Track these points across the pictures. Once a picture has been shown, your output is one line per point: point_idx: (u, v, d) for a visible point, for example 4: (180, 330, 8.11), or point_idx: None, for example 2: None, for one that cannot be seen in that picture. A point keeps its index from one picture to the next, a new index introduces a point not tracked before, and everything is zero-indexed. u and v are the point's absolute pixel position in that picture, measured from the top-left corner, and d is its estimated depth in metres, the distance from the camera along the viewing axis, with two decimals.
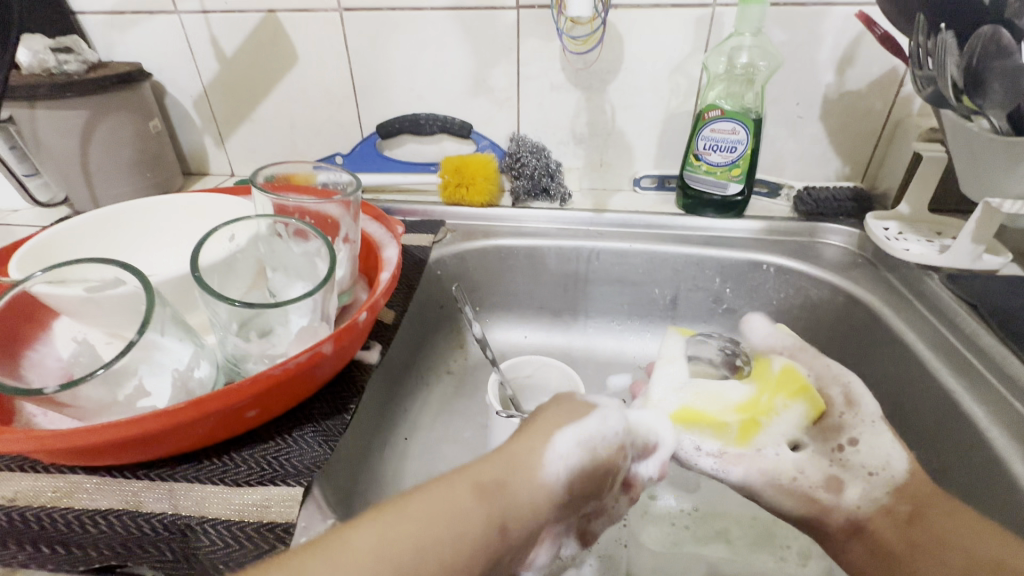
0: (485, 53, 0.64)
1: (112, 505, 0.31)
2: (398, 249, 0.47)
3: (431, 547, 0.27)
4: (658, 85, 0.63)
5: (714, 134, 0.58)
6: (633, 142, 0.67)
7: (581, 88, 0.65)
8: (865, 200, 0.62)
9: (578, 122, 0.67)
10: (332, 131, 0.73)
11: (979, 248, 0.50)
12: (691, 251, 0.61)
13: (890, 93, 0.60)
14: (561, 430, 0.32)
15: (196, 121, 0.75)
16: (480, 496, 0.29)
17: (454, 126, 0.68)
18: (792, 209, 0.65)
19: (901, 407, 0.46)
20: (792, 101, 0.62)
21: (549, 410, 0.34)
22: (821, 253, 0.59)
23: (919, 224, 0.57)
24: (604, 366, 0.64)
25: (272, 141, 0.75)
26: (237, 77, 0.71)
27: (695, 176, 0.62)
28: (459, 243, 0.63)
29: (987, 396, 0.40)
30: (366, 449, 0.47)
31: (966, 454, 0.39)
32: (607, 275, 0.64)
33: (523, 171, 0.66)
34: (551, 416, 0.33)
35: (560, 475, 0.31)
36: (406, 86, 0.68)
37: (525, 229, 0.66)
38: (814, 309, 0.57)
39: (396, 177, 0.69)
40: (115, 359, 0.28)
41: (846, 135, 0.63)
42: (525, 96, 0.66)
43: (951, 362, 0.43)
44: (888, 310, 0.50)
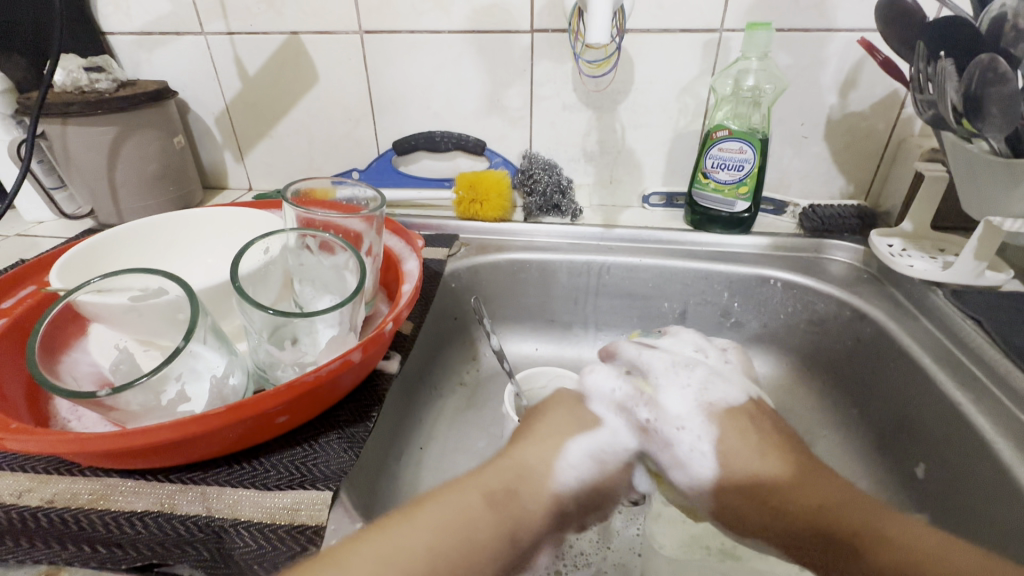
0: (500, 73, 0.66)
1: (147, 507, 0.33)
2: (418, 261, 0.48)
3: (417, 551, 0.30)
4: (666, 105, 0.65)
5: (722, 153, 0.60)
6: (642, 159, 0.70)
7: (592, 108, 0.67)
8: (869, 217, 0.64)
9: (589, 140, 0.69)
10: (349, 147, 0.75)
11: (982, 265, 0.51)
12: (700, 266, 0.62)
13: (892, 114, 0.62)
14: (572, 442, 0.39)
15: (217, 136, 0.77)
16: (470, 529, 0.32)
17: (469, 143, 0.70)
18: (798, 226, 0.67)
19: (908, 419, 0.47)
20: (797, 121, 0.64)
21: (526, 443, 0.39)
22: (827, 269, 0.61)
23: (922, 241, 0.58)
24: None
25: (291, 156, 0.77)
26: (259, 95, 0.73)
27: (703, 193, 0.64)
28: (473, 256, 0.65)
29: (993, 408, 0.41)
30: (385, 457, 0.48)
31: (973, 465, 0.40)
32: (617, 289, 0.65)
33: (535, 187, 0.68)
34: (483, 474, 0.35)
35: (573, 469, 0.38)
36: (422, 105, 0.71)
37: (537, 243, 0.67)
38: (821, 323, 0.58)
39: (411, 192, 0.71)
40: (162, 364, 0.30)
41: (849, 154, 0.65)
42: (538, 114, 0.69)
43: (957, 375, 0.44)
44: (893, 324, 0.52)
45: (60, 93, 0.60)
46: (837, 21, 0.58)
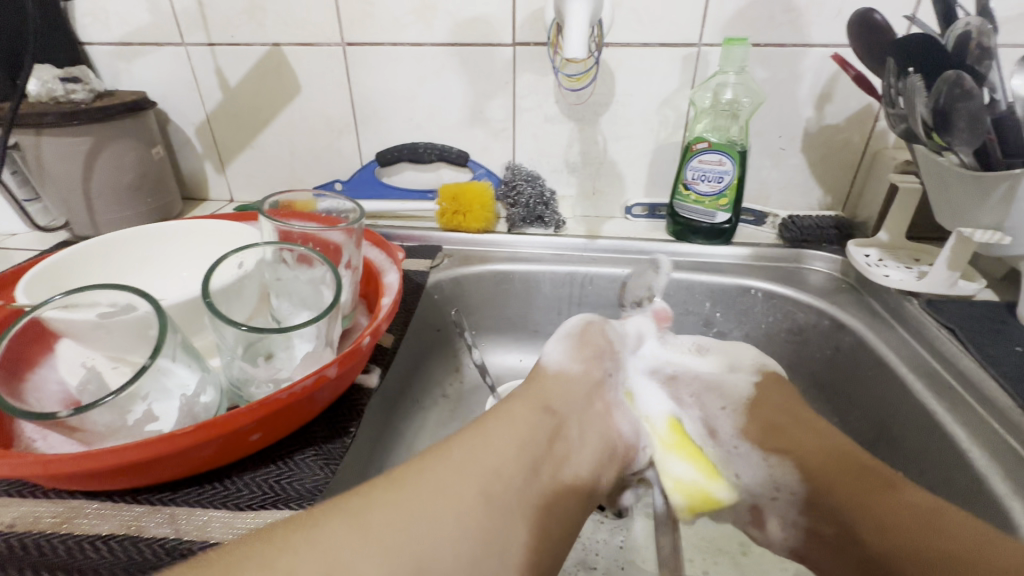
0: (483, 85, 0.67)
1: (113, 530, 0.32)
2: (399, 274, 0.48)
3: (451, 495, 0.33)
4: (647, 118, 0.66)
5: (702, 165, 0.60)
6: (624, 171, 0.70)
7: (574, 120, 0.67)
8: (847, 227, 0.65)
9: (572, 151, 0.70)
10: (332, 158, 0.75)
11: (955, 274, 0.52)
12: (682, 276, 0.63)
13: (866, 127, 0.63)
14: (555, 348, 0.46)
15: (197, 147, 0.76)
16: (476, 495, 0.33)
17: (452, 154, 0.70)
18: (778, 237, 0.67)
19: (886, 428, 0.48)
20: (775, 134, 0.65)
21: (544, 383, 0.43)
22: (806, 279, 0.61)
23: (898, 251, 0.59)
24: None
25: (273, 167, 0.77)
26: (240, 106, 0.72)
27: (684, 204, 0.64)
28: (456, 268, 0.65)
29: (967, 417, 0.42)
30: (365, 472, 0.47)
31: (950, 474, 0.40)
32: (600, 300, 0.66)
33: (518, 199, 0.69)
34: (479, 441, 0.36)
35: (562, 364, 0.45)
36: (406, 116, 0.71)
37: (520, 254, 0.67)
38: (801, 332, 0.59)
39: (394, 204, 0.70)
40: (127, 383, 0.29)
41: (827, 166, 0.66)
42: (521, 126, 0.69)
43: (933, 384, 0.45)
44: (871, 334, 0.52)
45: (34, 103, 0.59)
46: (811, 36, 0.59)
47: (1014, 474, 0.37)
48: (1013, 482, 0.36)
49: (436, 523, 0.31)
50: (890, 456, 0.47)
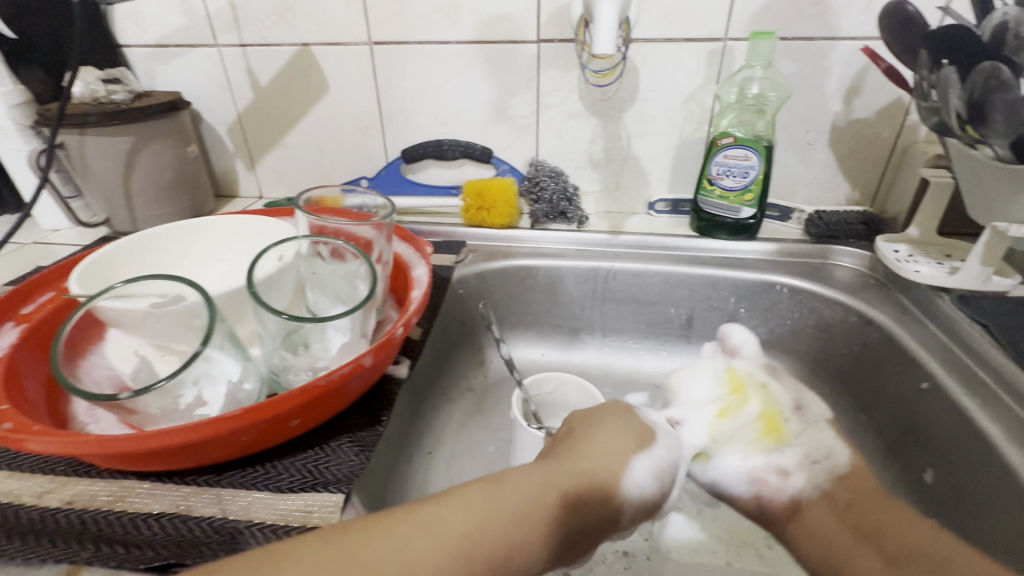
0: (507, 83, 0.68)
1: (163, 509, 0.33)
2: (428, 268, 0.49)
3: (468, 538, 0.29)
4: (672, 113, 0.66)
5: (727, 160, 0.60)
6: (647, 167, 0.70)
7: (597, 116, 0.68)
8: (875, 223, 0.64)
9: (595, 147, 0.70)
10: (358, 156, 0.77)
11: (988, 270, 0.51)
12: (706, 272, 0.63)
13: (896, 121, 0.62)
14: (637, 459, 0.39)
15: (229, 146, 0.79)
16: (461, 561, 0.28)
17: (476, 151, 0.71)
18: (804, 232, 0.67)
19: (916, 424, 0.47)
20: (801, 128, 0.64)
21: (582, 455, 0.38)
22: (833, 274, 0.61)
23: (928, 246, 0.59)
24: (621, 385, 0.66)
25: (301, 165, 0.79)
26: (270, 105, 0.74)
27: (708, 199, 0.64)
28: (481, 263, 0.65)
29: (1001, 413, 0.41)
30: (395, 461, 0.48)
31: (984, 471, 0.40)
32: (624, 295, 0.66)
33: (542, 195, 0.69)
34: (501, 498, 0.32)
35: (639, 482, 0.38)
36: (431, 114, 0.72)
37: (543, 249, 0.68)
38: (828, 328, 0.59)
39: (419, 200, 0.72)
40: (181, 367, 0.30)
41: (854, 160, 0.65)
42: (544, 122, 0.69)
43: (965, 380, 0.44)
44: (901, 330, 0.52)
45: (78, 104, 0.62)
46: (840, 29, 0.58)
47: None
48: None
49: (445, 570, 0.27)
50: (919, 453, 0.46)
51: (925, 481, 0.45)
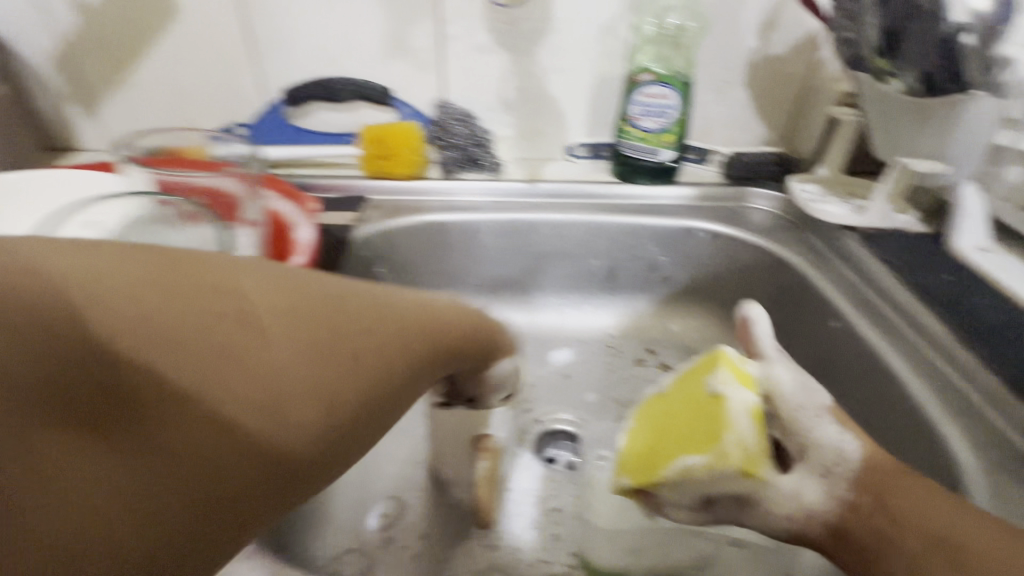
0: (403, 8, 0.58)
1: None
2: (313, 229, 0.42)
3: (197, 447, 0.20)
4: (587, 47, 0.60)
5: (645, 99, 0.56)
6: (564, 108, 0.65)
7: (508, 49, 0.61)
8: (787, 164, 0.64)
9: (507, 86, 0.63)
10: (230, 97, 0.64)
11: (892, 208, 0.52)
12: (627, 220, 0.60)
13: (808, 58, 0.61)
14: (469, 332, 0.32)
15: (56, 87, 0.63)
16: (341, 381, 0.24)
17: (372, 90, 0.62)
18: (721, 176, 0.66)
19: (826, 362, 0.48)
20: (718, 65, 0.61)
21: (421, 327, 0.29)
22: (749, 217, 0.60)
23: (836, 186, 0.59)
24: (545, 342, 0.63)
25: (157, 110, 0.65)
26: (102, 30, 0.59)
27: (627, 142, 0.60)
28: (385, 220, 0.58)
29: (905, 348, 0.42)
30: None
31: (889, 404, 0.41)
32: (544, 248, 0.62)
33: (451, 140, 0.62)
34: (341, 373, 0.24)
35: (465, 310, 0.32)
36: (313, 45, 0.61)
37: (456, 202, 0.62)
38: (744, 272, 0.58)
39: (308, 150, 0.62)
40: None
41: (769, 100, 0.64)
42: (449, 56, 0.61)
43: (872, 318, 0.45)
44: (812, 271, 0.52)
45: None
46: None
47: (948, 400, 0.38)
48: (946, 408, 0.37)
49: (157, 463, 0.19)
50: (829, 390, 0.48)
51: None
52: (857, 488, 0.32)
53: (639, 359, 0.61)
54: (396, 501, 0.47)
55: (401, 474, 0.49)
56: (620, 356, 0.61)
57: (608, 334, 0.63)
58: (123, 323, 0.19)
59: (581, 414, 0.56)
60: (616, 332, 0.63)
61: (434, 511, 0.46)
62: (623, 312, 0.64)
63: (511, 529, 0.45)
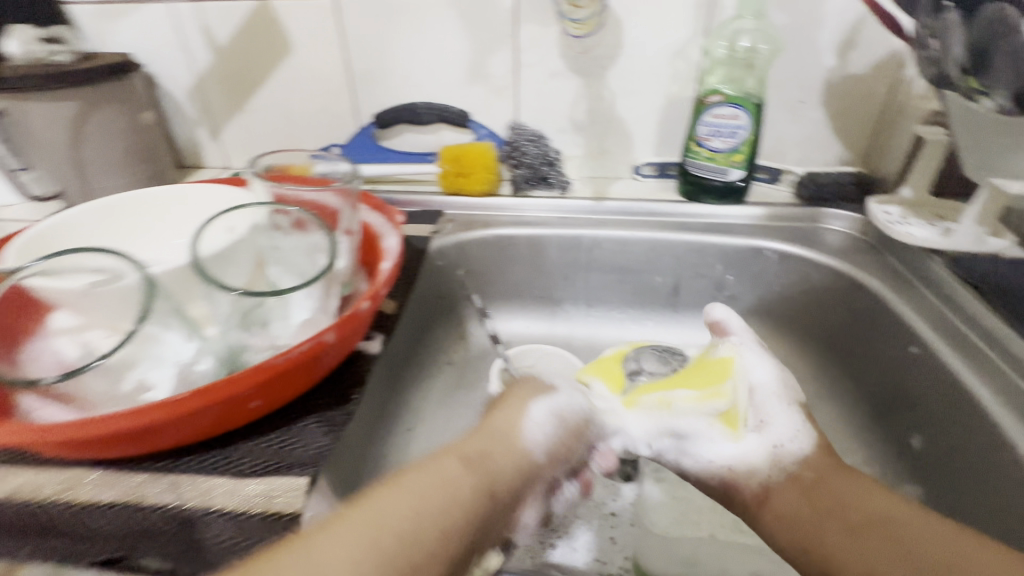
0: (483, 39, 0.63)
1: (115, 498, 0.31)
2: (399, 237, 0.47)
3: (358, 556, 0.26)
4: (658, 71, 0.62)
5: (715, 120, 0.57)
6: (632, 129, 0.67)
7: (579, 75, 0.64)
8: (867, 184, 0.62)
9: (577, 109, 0.66)
10: (329, 122, 0.72)
11: (983, 231, 0.48)
12: (693, 238, 0.60)
13: (892, 76, 0.59)
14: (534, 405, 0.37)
15: (190, 113, 0.74)
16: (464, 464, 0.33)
17: (453, 114, 0.67)
18: (794, 196, 0.65)
19: (905, 390, 0.46)
20: (793, 85, 0.61)
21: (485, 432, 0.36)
22: (823, 238, 0.59)
23: (922, 207, 0.57)
24: (606, 355, 0.64)
25: (268, 133, 0.74)
26: (230, 66, 0.69)
27: (695, 161, 0.61)
28: (459, 233, 0.63)
29: (993, 379, 0.40)
30: (370, 439, 0.46)
31: (975, 437, 0.39)
32: (607, 264, 0.64)
33: (522, 159, 0.66)
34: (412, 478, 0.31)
35: (538, 442, 0.36)
36: (403, 74, 0.67)
37: (525, 217, 0.65)
38: (817, 294, 0.57)
39: (393, 168, 0.68)
40: (115, 350, 0.28)
41: (847, 119, 0.63)
42: (524, 82, 0.66)
43: (957, 345, 0.43)
44: (891, 294, 0.50)
45: (17, 66, 0.57)
46: None
47: None
48: None
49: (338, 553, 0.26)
50: (908, 419, 0.46)
51: (912, 446, 0.45)
52: (803, 464, 0.37)
53: None
54: None
55: None
56: None
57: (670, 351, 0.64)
58: None
59: None
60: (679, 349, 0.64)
61: None
62: (686, 329, 0.64)
63: (569, 529, 0.46)
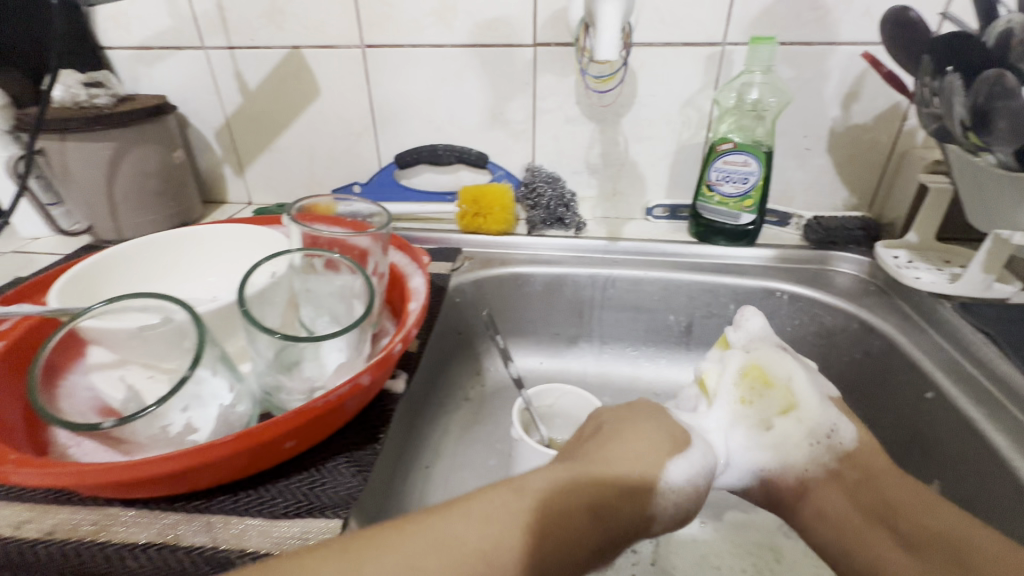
0: (503, 87, 0.66)
1: (150, 538, 0.32)
2: (425, 278, 0.48)
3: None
4: (669, 118, 0.65)
5: (727, 166, 0.60)
6: (645, 172, 0.69)
7: (595, 121, 0.67)
8: (874, 228, 0.64)
9: (592, 153, 0.69)
10: (351, 161, 0.75)
11: (990, 277, 0.51)
12: (705, 279, 0.62)
13: (894, 127, 0.62)
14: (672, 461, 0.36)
15: (217, 151, 0.76)
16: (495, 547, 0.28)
17: (472, 156, 0.70)
18: (802, 238, 0.66)
19: (921, 434, 0.47)
20: (800, 133, 0.64)
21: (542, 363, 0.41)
22: (833, 280, 0.60)
23: (928, 252, 0.58)
24: (621, 393, 0.65)
25: (292, 170, 0.77)
26: (259, 108, 0.72)
27: (707, 205, 0.64)
28: (477, 271, 0.64)
29: (1008, 425, 0.41)
30: (393, 478, 0.47)
31: (992, 483, 0.39)
32: (621, 303, 0.65)
33: (538, 201, 0.68)
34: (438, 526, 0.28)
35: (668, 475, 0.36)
36: (425, 119, 0.70)
37: (540, 256, 0.67)
38: (829, 335, 0.58)
39: (413, 207, 0.70)
40: (167, 393, 0.29)
41: (852, 165, 0.65)
42: (541, 127, 0.68)
43: (970, 389, 0.44)
44: (903, 338, 0.51)
45: (59, 109, 0.60)
46: (839, 34, 0.58)
47: None
48: None
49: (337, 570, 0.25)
50: (924, 463, 0.46)
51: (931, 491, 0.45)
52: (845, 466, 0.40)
53: None
54: None
55: None
56: None
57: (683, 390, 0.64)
58: None
59: None
60: None
61: None
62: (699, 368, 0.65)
63: None
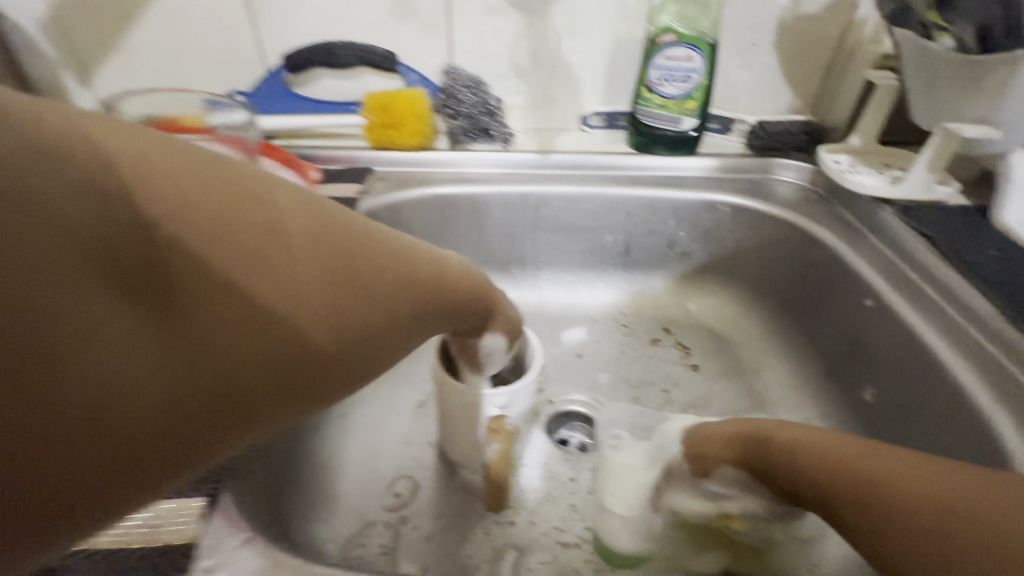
0: None
1: None
2: None
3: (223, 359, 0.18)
4: (605, 7, 0.57)
5: (667, 62, 0.53)
6: (579, 74, 0.61)
7: (520, 10, 0.57)
8: (817, 133, 0.60)
9: (519, 51, 0.60)
10: (229, 64, 0.61)
11: (933, 177, 0.48)
12: (645, 193, 0.57)
13: (844, 17, 0.57)
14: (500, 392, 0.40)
15: (46, 52, 0.60)
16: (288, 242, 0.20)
17: (377, 55, 0.59)
18: (745, 146, 0.62)
19: (858, 342, 0.46)
20: (746, 26, 0.57)
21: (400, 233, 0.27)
22: (775, 190, 0.57)
23: (870, 156, 0.55)
24: (558, 322, 0.61)
25: (153, 78, 0.62)
26: None
27: (647, 110, 0.57)
28: (391, 193, 0.56)
29: (946, 327, 0.39)
30: (296, 432, 0.40)
31: (926, 388, 0.39)
32: (556, 224, 0.59)
33: (459, 108, 0.59)
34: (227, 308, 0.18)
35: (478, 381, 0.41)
36: (315, 7, 0.57)
37: (466, 174, 0.59)
38: (769, 248, 0.55)
39: (311, 119, 0.59)
40: None
41: (799, 64, 0.60)
42: (457, 18, 0.58)
43: (909, 294, 0.42)
44: (844, 246, 0.49)
45: None
46: None
47: (993, 381, 0.35)
48: (994, 391, 0.35)
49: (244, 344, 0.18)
50: (860, 371, 0.45)
51: (864, 399, 0.44)
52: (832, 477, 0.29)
53: (656, 339, 0.58)
54: (410, 480, 0.45)
55: (410, 455, 0.47)
56: (635, 336, 0.59)
57: (622, 313, 0.61)
58: (228, 357, 0.17)
59: (595, 396, 0.53)
60: (631, 311, 0.61)
61: (443, 493, 0.44)
62: (638, 289, 0.62)
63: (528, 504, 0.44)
